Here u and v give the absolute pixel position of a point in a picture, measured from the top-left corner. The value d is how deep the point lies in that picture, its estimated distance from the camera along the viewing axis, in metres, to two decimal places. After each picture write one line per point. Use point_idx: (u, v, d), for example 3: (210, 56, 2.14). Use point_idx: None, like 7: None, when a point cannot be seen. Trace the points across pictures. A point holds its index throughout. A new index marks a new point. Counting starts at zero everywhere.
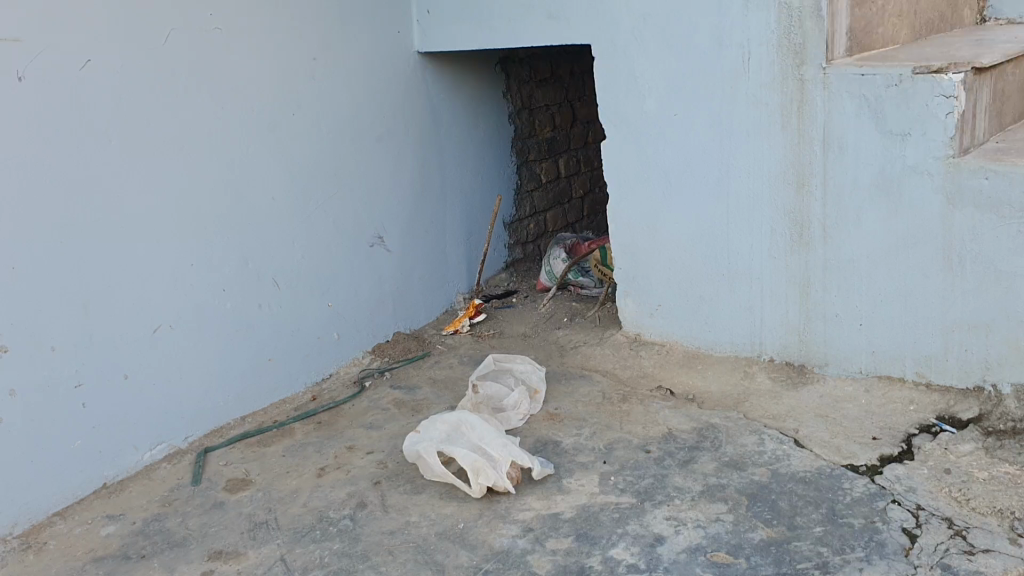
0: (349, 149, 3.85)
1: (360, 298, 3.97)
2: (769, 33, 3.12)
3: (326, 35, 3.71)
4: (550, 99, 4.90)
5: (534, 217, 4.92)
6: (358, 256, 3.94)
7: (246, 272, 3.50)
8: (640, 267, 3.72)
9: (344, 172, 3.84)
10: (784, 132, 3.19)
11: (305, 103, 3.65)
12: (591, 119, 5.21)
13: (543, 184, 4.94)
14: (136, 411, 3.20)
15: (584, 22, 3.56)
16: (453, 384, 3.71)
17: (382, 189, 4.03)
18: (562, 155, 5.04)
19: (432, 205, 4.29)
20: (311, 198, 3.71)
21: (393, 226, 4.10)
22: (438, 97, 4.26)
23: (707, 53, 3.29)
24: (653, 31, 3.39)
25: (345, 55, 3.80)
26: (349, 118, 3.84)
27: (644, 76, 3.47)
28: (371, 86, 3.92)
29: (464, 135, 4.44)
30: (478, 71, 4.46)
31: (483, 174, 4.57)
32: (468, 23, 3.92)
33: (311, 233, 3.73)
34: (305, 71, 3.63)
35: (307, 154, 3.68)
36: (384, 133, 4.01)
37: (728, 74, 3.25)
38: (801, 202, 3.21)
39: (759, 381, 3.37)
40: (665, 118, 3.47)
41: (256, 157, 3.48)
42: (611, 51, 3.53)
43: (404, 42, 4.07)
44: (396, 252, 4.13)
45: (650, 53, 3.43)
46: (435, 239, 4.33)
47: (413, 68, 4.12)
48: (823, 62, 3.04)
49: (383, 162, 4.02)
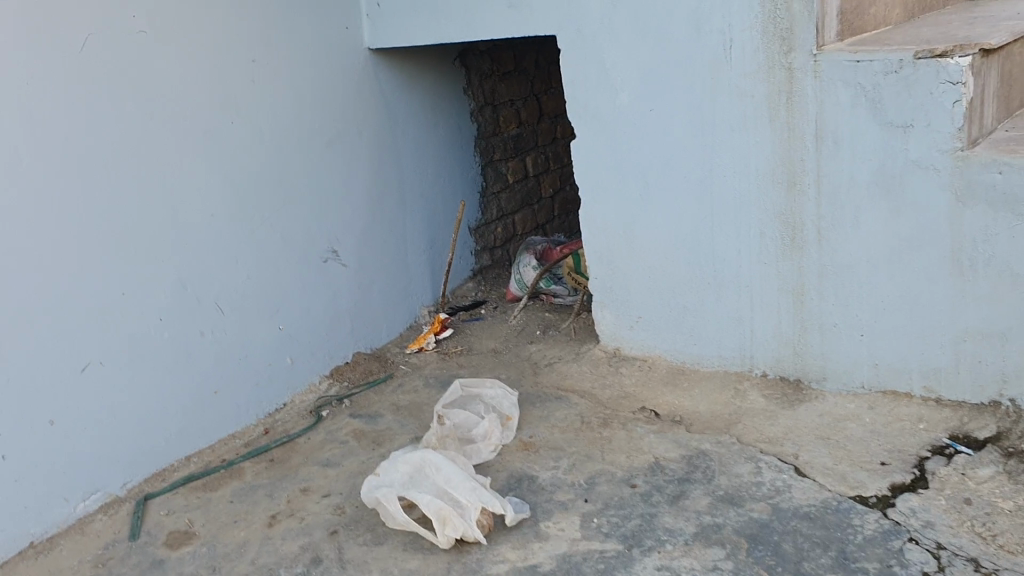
0: (296, 156, 3.51)
1: (314, 318, 3.64)
2: (753, 18, 2.82)
3: (267, 31, 3.36)
4: (515, 92, 4.58)
5: (502, 220, 4.60)
6: (311, 272, 3.61)
7: (185, 297, 3.15)
8: (617, 275, 3.40)
9: (292, 182, 3.50)
10: (773, 126, 2.88)
11: (246, 107, 3.30)
12: (560, 113, 4.89)
13: (510, 185, 4.63)
14: (64, 459, 2.83)
15: (548, 11, 3.24)
16: (418, 410, 3.39)
17: (335, 199, 3.69)
18: (530, 152, 4.72)
19: (390, 213, 3.97)
20: (256, 212, 3.37)
21: (349, 238, 3.77)
22: (393, 96, 3.93)
23: (684, 40, 2.98)
24: (624, 18, 3.08)
25: (288, 52, 3.45)
26: (295, 123, 3.50)
27: (616, 67, 3.16)
28: (318, 86, 3.58)
29: (423, 135, 4.10)
30: (436, 65, 4.13)
31: (446, 177, 4.25)
32: (422, 15, 3.59)
33: (257, 250, 3.39)
34: (244, 71, 3.29)
35: (250, 164, 3.33)
36: (335, 137, 3.67)
37: (708, 63, 2.95)
38: (793, 202, 2.92)
39: (751, 400, 3.08)
40: (640, 113, 3.15)
41: (191, 169, 3.13)
42: (578, 41, 3.21)
43: (353, 37, 3.73)
44: (352, 266, 3.79)
45: (621, 42, 3.11)
46: (394, 249, 4.00)
47: (364, 64, 3.78)
48: (814, 48, 2.75)
49: (335, 169, 3.68)
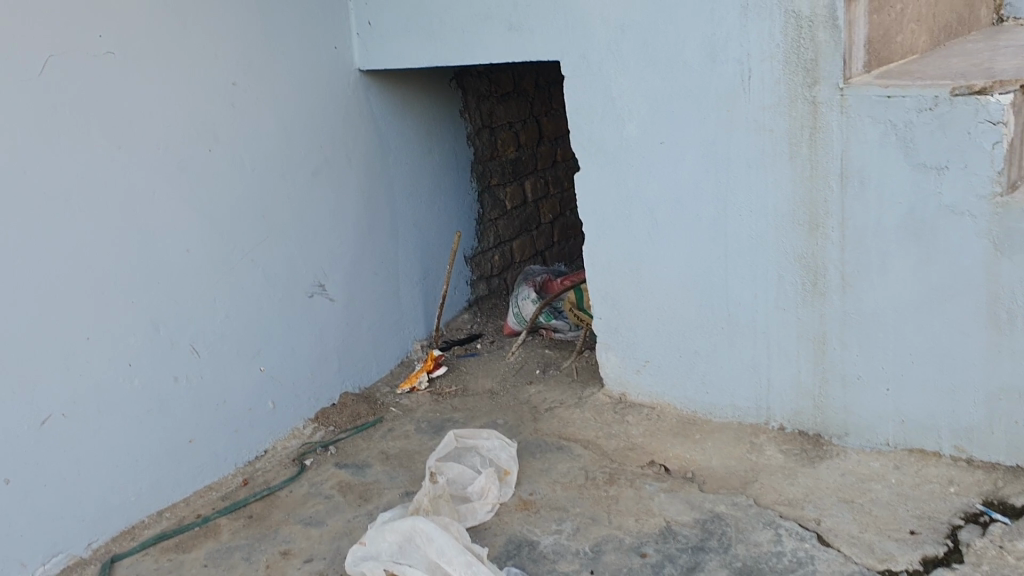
0: (280, 186, 3.29)
1: (299, 357, 3.41)
2: (773, 47, 2.62)
3: (248, 55, 3.14)
4: (513, 114, 4.37)
5: (499, 248, 4.38)
6: (295, 310, 3.39)
7: (158, 340, 2.93)
8: (623, 315, 3.18)
9: (276, 215, 3.29)
10: (793, 163, 2.68)
11: (225, 136, 3.08)
12: (560, 135, 4.69)
13: (508, 210, 4.41)
14: (23, 520, 2.60)
15: (550, 35, 3.02)
16: (408, 459, 3.17)
17: (322, 231, 3.47)
18: (529, 176, 4.51)
19: (381, 244, 3.74)
20: (236, 248, 3.15)
21: (337, 272, 3.54)
22: (384, 121, 3.71)
23: (698, 69, 2.77)
24: (633, 45, 2.87)
25: (272, 76, 3.23)
26: (279, 151, 3.28)
27: (622, 97, 2.95)
28: (304, 111, 3.36)
29: (417, 161, 3.88)
30: (430, 87, 3.91)
31: (440, 204, 4.03)
32: (416, 37, 3.38)
33: (237, 288, 3.17)
34: (223, 98, 3.07)
35: (229, 196, 3.11)
36: (322, 164, 3.45)
37: (723, 94, 2.74)
38: (814, 245, 2.71)
39: (768, 456, 2.87)
40: (649, 145, 2.94)
41: (164, 204, 2.90)
42: (583, 68, 3.00)
43: (342, 58, 3.51)
44: (340, 300, 3.57)
45: (629, 70, 2.90)
46: (386, 282, 3.78)
47: (354, 87, 3.57)
48: (841, 80, 2.54)
49: (322, 199, 3.46)
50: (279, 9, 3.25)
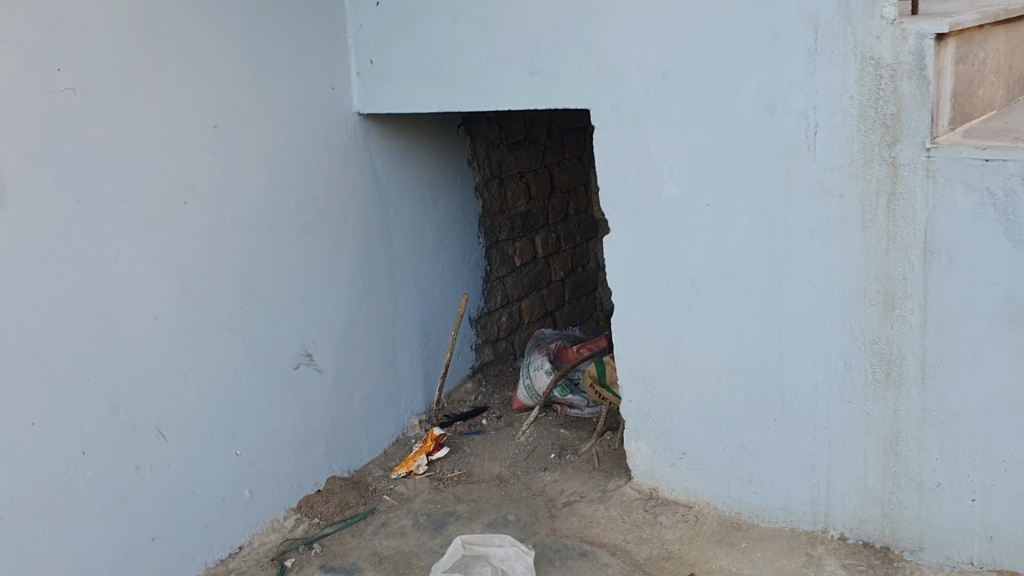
0: (265, 245, 2.88)
1: (281, 438, 2.99)
2: (845, 100, 2.25)
3: (233, 96, 2.75)
4: (524, 163, 3.99)
5: (506, 308, 3.98)
6: (278, 384, 2.96)
7: (118, 424, 2.49)
8: (656, 399, 2.77)
9: (259, 277, 2.87)
10: (865, 234, 2.30)
11: (203, 188, 2.68)
12: (572, 186, 4.33)
13: (517, 268, 4.02)
14: None
15: (580, 80, 2.65)
16: (404, 564, 2.73)
17: (312, 294, 3.06)
18: (539, 231, 4.13)
19: (378, 307, 3.33)
20: (212, 316, 2.73)
21: (327, 340, 3.13)
22: (385, 172, 3.31)
23: (753, 123, 2.39)
24: (676, 93, 2.49)
25: (260, 120, 2.84)
26: (265, 205, 2.87)
27: (662, 152, 2.56)
28: (295, 160, 2.96)
29: (419, 214, 3.48)
30: (437, 133, 3.53)
31: (444, 262, 3.62)
32: (424, 79, 3.00)
33: (212, 361, 2.74)
34: (202, 144, 2.67)
35: (205, 256, 2.70)
36: (314, 219, 3.04)
37: (784, 152, 2.37)
38: (890, 330, 2.32)
39: (829, 573, 2.45)
40: (692, 207, 2.55)
41: (129, 265, 2.49)
42: (617, 118, 2.62)
43: (339, 101, 3.13)
44: (330, 372, 3.15)
45: (671, 122, 2.52)
46: (382, 350, 3.36)
47: (351, 133, 3.18)
48: (927, 139, 2.16)
49: (313, 259, 3.05)
50: (270, 46, 2.86)
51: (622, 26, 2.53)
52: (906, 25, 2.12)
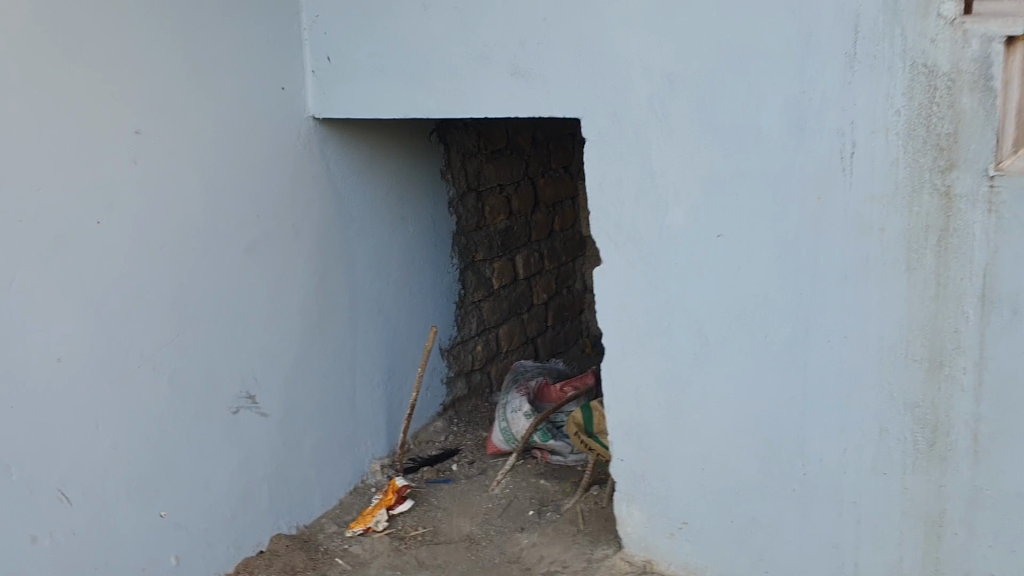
0: (200, 269, 2.46)
1: (216, 494, 2.56)
2: (891, 116, 1.86)
3: (162, 95, 2.33)
4: (506, 175, 3.59)
5: (483, 336, 3.58)
6: (213, 432, 2.54)
7: (8, 488, 2.04)
8: (653, 460, 2.37)
9: (192, 307, 2.45)
10: (911, 278, 1.91)
11: (122, 202, 2.25)
12: (557, 200, 3.95)
13: (496, 291, 3.62)
14: None
15: (571, 85, 2.25)
16: None
17: (257, 326, 2.64)
18: (520, 250, 3.73)
19: (336, 339, 2.91)
20: (131, 353, 2.30)
21: (274, 378, 2.71)
22: (346, 184, 2.90)
23: (777, 140, 2.00)
24: (685, 102, 2.10)
25: (194, 123, 2.42)
26: (199, 223, 2.45)
27: (666, 172, 2.17)
28: (239, 171, 2.55)
29: (385, 232, 3.07)
30: (407, 140, 3.12)
31: (413, 287, 3.21)
32: (390, 79, 2.59)
33: (131, 408, 2.32)
34: (123, 150, 2.24)
35: (123, 283, 2.27)
36: (260, 238, 2.62)
37: (814, 176, 1.98)
38: (936, 393, 1.94)
39: None
40: (701, 238, 2.16)
41: (25, 296, 2.04)
42: (613, 131, 2.22)
43: (293, 102, 2.71)
44: (277, 415, 2.73)
45: (678, 137, 2.13)
46: (340, 388, 2.94)
47: (307, 140, 2.76)
48: (992, 166, 1.78)
49: (258, 285, 2.63)
50: (209, 37, 2.45)
51: (622, 22, 2.13)
52: (970, 25, 1.74)
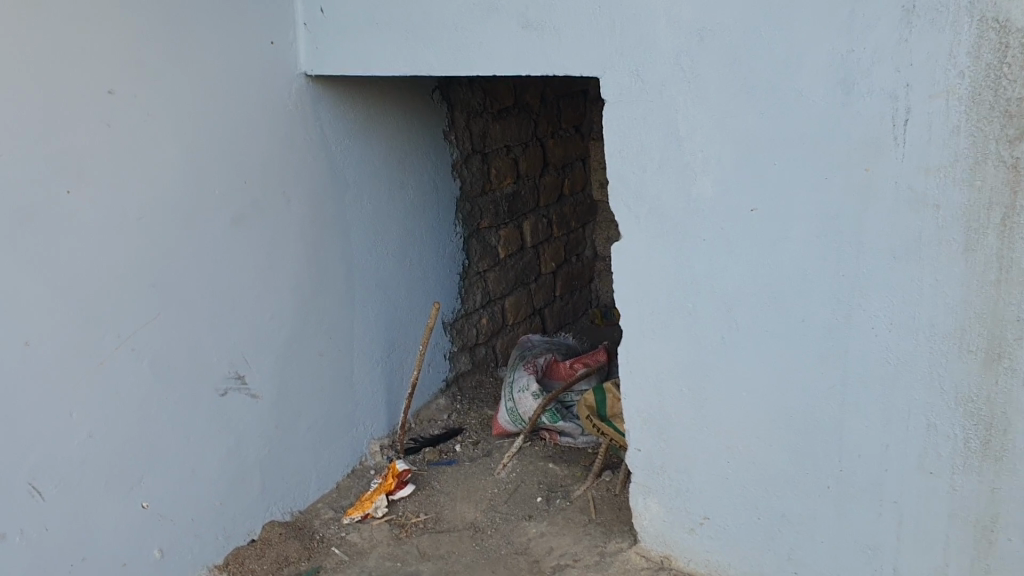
0: (182, 242, 2.26)
1: (203, 481, 2.39)
2: (952, 77, 1.65)
3: (135, 51, 2.11)
4: (513, 136, 3.38)
5: (488, 308, 3.39)
6: (200, 415, 2.36)
7: None
8: (674, 450, 2.20)
9: (174, 283, 2.26)
10: (969, 260, 1.72)
11: (94, 170, 2.04)
12: (567, 162, 3.73)
13: (501, 260, 3.42)
14: None
15: (588, 40, 2.03)
16: None
17: (246, 301, 2.45)
18: (528, 216, 3.53)
19: (332, 313, 2.72)
20: (107, 335, 2.12)
21: (266, 357, 2.52)
22: (342, 147, 2.69)
23: (821, 104, 1.79)
24: (717, 61, 1.88)
25: (173, 82, 2.20)
26: (181, 192, 2.25)
27: (694, 139, 1.96)
28: (222, 134, 2.34)
29: (384, 198, 2.86)
30: (407, 99, 2.90)
31: (414, 256, 3.01)
32: (389, 33, 2.37)
33: (109, 393, 2.14)
34: (95, 113, 2.03)
35: (99, 259, 2.07)
36: (248, 206, 2.42)
37: (862, 145, 1.77)
38: (993, 387, 1.75)
39: None
40: (732, 212, 1.96)
41: None
42: (635, 92, 2.01)
43: (283, 58, 2.49)
44: (268, 396, 2.54)
45: (708, 99, 1.92)
46: (337, 365, 2.76)
47: (299, 98, 2.54)
48: None
49: (247, 258, 2.43)
50: None
51: None
52: None
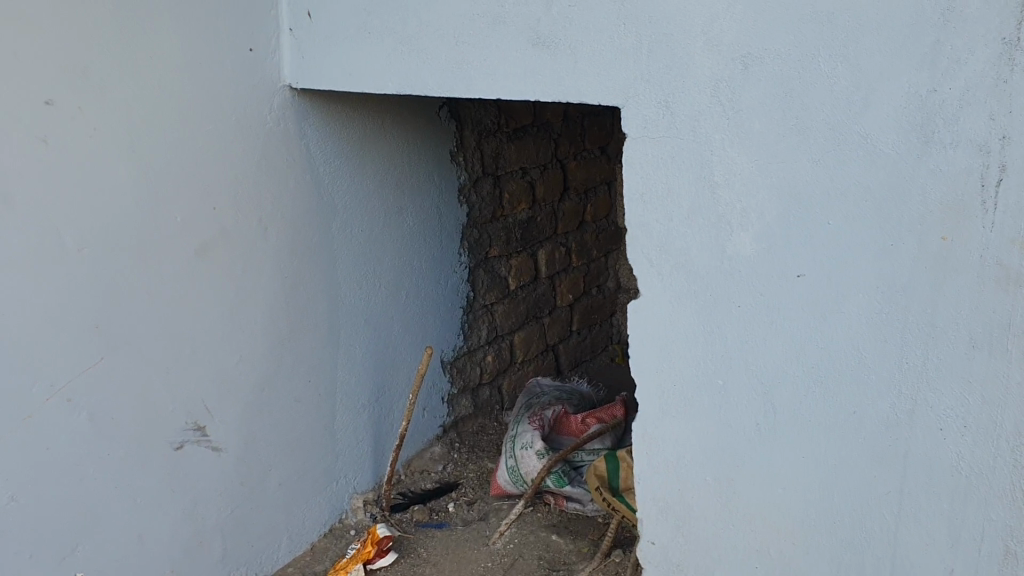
0: (134, 276, 1.96)
1: (150, 547, 2.09)
2: None
3: (81, 56, 1.81)
4: (530, 156, 3.06)
5: (494, 345, 3.07)
6: (149, 473, 2.06)
7: None
8: (694, 548, 1.87)
9: (123, 323, 1.95)
10: None
11: (26, 196, 1.74)
12: (591, 185, 3.41)
13: (511, 292, 3.11)
14: None
15: (608, 62, 1.70)
16: None
17: (210, 343, 2.14)
18: (543, 244, 3.22)
19: (312, 355, 2.41)
20: (37, 383, 1.82)
21: (231, 405, 2.22)
22: (331, 169, 2.38)
23: (891, 155, 1.45)
24: (764, 94, 1.55)
25: (130, 91, 1.90)
26: (134, 218, 1.94)
27: (732, 186, 1.63)
28: (188, 152, 2.03)
29: (379, 225, 2.55)
30: (410, 115, 2.59)
31: (411, 290, 2.70)
32: (382, 45, 2.06)
33: (38, 451, 1.84)
34: (29, 127, 1.74)
35: (27, 295, 1.77)
36: (216, 236, 2.12)
37: (940, 208, 1.42)
38: None
39: None
40: (773, 276, 1.62)
41: None
42: (663, 126, 1.68)
43: (263, 66, 2.18)
44: (233, 449, 2.24)
45: (752, 139, 1.58)
46: (316, 413, 2.45)
47: (282, 112, 2.23)
48: None
49: (213, 294, 2.13)
50: None
51: None
52: None
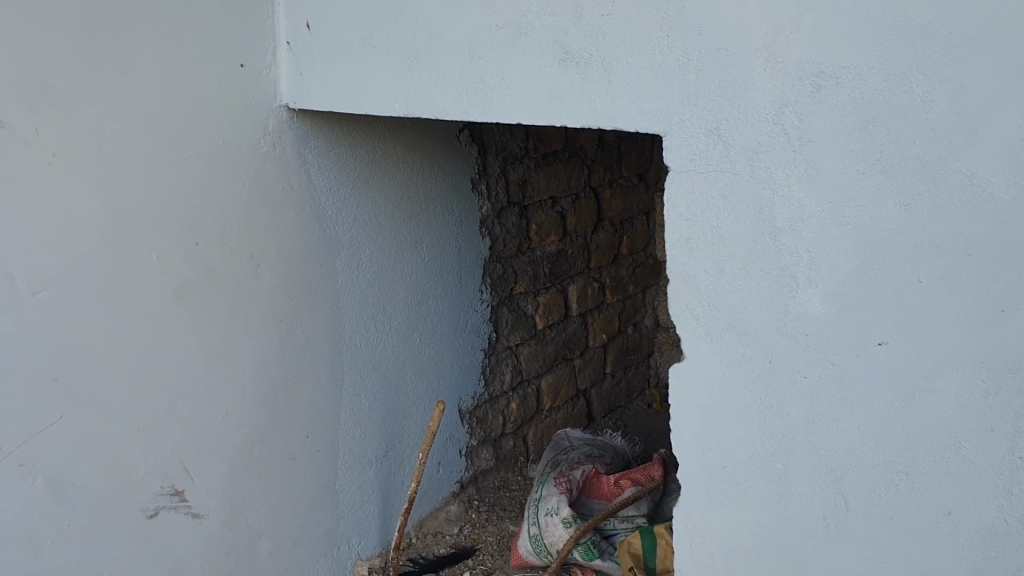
0: (101, 323, 1.71)
1: None
2: None
3: (40, 71, 1.57)
4: (560, 184, 2.81)
5: (519, 390, 2.80)
6: (118, 543, 1.80)
7: None
8: None
9: (88, 376, 1.70)
10: None
11: None
12: (626, 216, 3.15)
13: (539, 332, 2.84)
14: None
15: (646, 82, 1.43)
16: None
17: (190, 397, 1.89)
18: (574, 280, 2.96)
19: (311, 407, 2.15)
20: None
21: (215, 466, 1.96)
22: (335, 200, 2.12)
23: (1002, 200, 1.16)
24: (839, 121, 1.26)
25: (98, 110, 1.66)
26: (101, 256, 1.69)
27: (797, 233, 1.34)
28: (166, 181, 1.78)
29: (389, 260, 2.29)
30: (426, 140, 2.35)
31: (425, 332, 2.44)
32: (387, 61, 1.80)
33: None
34: None
35: None
36: (200, 275, 1.86)
37: None
38: None
39: None
40: (848, 345, 1.33)
41: None
42: (714, 158, 1.39)
43: (257, 85, 1.94)
44: (217, 515, 1.98)
45: (824, 178, 1.29)
46: (315, 472, 2.19)
47: (279, 137, 1.99)
48: None
49: (195, 340, 1.88)
50: None
51: None
52: None
